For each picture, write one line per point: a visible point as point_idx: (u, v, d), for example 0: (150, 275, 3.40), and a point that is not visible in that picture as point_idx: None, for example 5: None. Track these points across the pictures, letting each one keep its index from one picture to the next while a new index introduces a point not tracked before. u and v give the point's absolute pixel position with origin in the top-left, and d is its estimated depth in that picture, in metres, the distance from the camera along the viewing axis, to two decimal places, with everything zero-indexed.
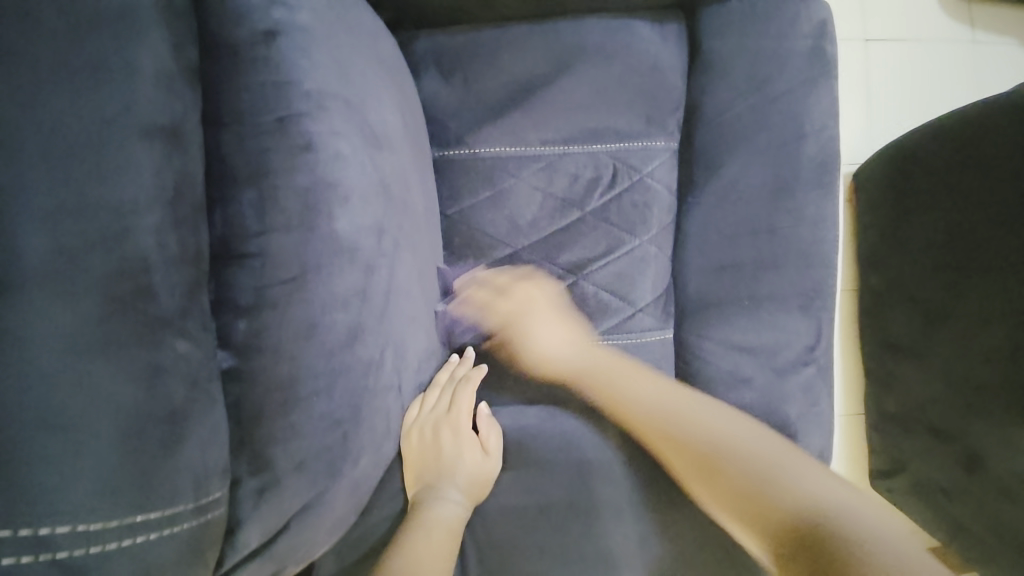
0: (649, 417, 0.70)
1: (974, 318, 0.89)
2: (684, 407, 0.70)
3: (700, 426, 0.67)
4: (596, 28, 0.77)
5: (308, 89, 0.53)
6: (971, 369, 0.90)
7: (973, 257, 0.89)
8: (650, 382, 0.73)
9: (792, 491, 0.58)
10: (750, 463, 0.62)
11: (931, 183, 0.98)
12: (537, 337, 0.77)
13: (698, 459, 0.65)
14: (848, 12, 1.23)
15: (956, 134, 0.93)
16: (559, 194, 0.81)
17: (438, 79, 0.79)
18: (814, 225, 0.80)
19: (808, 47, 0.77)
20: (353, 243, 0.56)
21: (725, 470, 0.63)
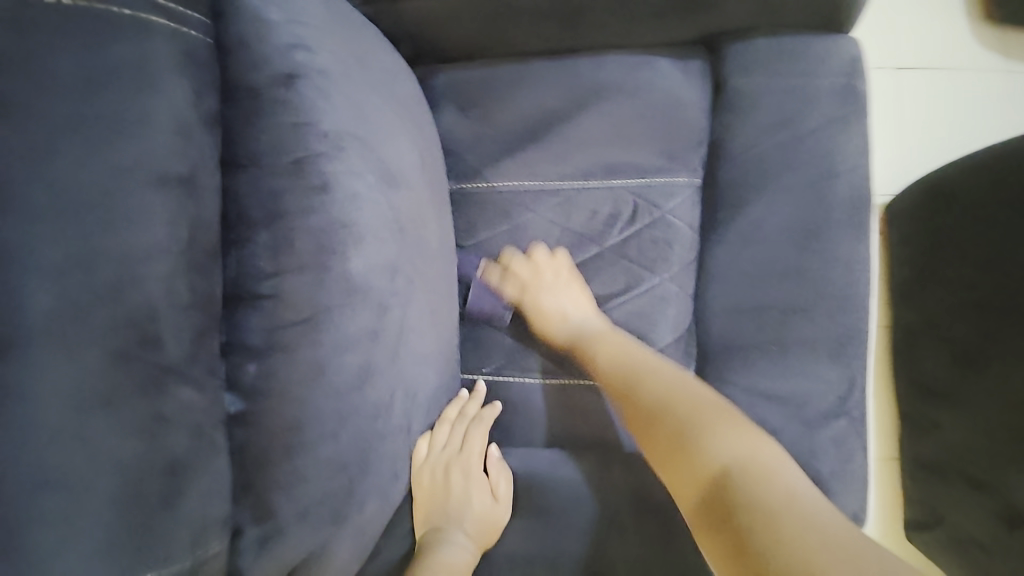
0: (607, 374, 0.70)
1: (1014, 363, 0.83)
2: (641, 368, 0.68)
3: (652, 389, 0.65)
4: (617, 65, 0.76)
5: (326, 130, 0.53)
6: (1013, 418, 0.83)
7: (1015, 296, 0.83)
8: (622, 345, 0.73)
9: (711, 453, 0.55)
10: (683, 421, 0.60)
11: (967, 218, 0.92)
12: (553, 306, 0.76)
13: (643, 415, 0.64)
14: (877, 42, 1.20)
15: (993, 168, 0.88)
16: (578, 229, 0.79)
17: (457, 114, 0.79)
18: (845, 267, 0.77)
19: (838, 85, 0.75)
20: (365, 283, 0.55)
21: (662, 432, 0.60)
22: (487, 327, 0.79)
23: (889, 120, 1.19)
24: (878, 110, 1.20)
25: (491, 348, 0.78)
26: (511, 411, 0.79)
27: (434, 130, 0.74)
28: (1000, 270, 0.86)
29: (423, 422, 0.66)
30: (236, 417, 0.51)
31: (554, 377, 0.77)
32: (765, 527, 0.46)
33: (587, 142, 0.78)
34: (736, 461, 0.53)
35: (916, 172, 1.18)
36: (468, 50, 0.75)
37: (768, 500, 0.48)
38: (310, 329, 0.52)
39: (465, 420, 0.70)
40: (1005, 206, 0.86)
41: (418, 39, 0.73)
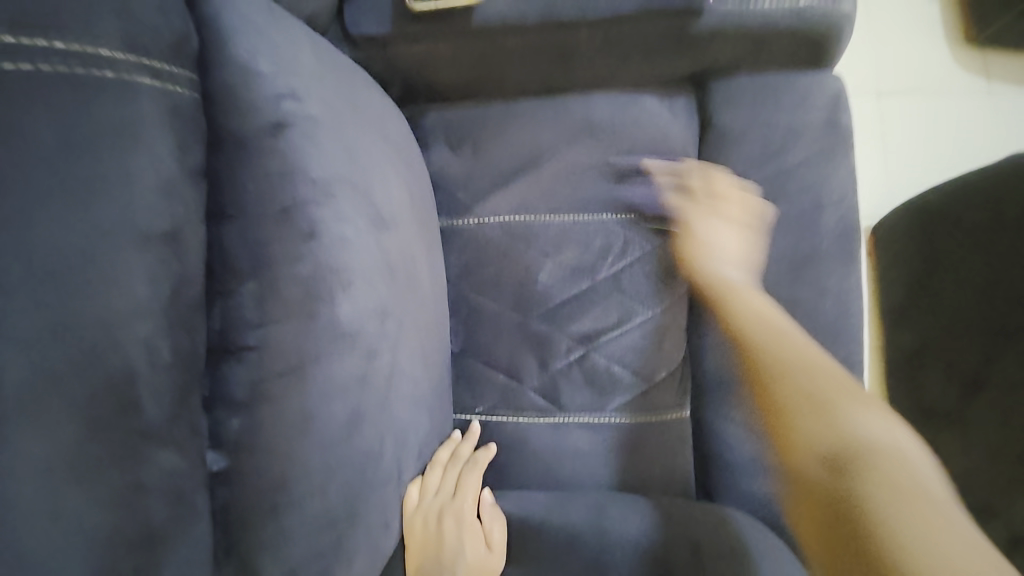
0: (752, 320, 0.64)
1: (1019, 384, 0.82)
2: (772, 336, 0.61)
3: (824, 364, 0.57)
4: (605, 103, 0.77)
5: (314, 176, 0.53)
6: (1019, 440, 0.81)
7: (1016, 316, 0.83)
8: (757, 300, 0.67)
9: (852, 426, 0.50)
10: (818, 383, 0.55)
11: (961, 239, 0.92)
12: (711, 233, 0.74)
13: (769, 371, 0.58)
14: (858, 68, 1.23)
15: (988, 189, 0.89)
16: (570, 262, 0.79)
17: (447, 151, 0.79)
18: (838, 297, 0.77)
19: (822, 120, 0.76)
20: (354, 329, 0.54)
21: (787, 405, 0.54)
22: (481, 366, 0.80)
23: (874, 145, 1.21)
24: (863, 135, 1.22)
25: (485, 387, 0.79)
26: (506, 450, 0.77)
27: (423, 168, 0.74)
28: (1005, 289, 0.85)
29: (415, 467, 0.64)
30: (220, 475, 0.50)
31: (548, 416, 0.78)
32: (894, 538, 0.40)
33: (577, 178, 0.78)
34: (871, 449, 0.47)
35: (904, 195, 1.20)
36: (458, 89, 0.76)
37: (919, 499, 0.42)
38: (298, 380, 0.51)
39: (458, 463, 0.68)
40: (1006, 227, 0.86)
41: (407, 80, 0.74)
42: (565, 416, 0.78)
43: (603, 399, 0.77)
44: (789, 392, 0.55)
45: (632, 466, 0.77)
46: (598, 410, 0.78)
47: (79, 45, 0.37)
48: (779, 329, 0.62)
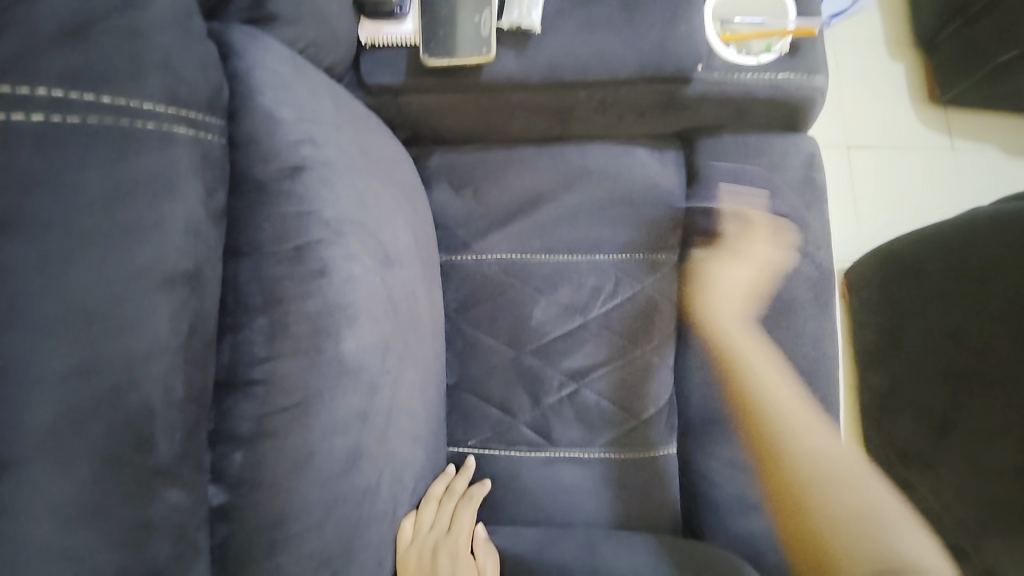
0: (819, 456, 0.75)
1: (977, 433, 0.85)
2: (818, 453, 0.75)
3: (824, 447, 0.75)
4: (600, 153, 0.83)
5: (327, 217, 0.55)
6: (978, 486, 0.85)
7: (973, 366, 0.86)
8: (790, 393, 0.79)
9: (892, 549, 0.69)
10: (844, 502, 0.72)
11: (922, 289, 0.97)
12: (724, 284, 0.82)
13: (811, 497, 0.73)
14: (829, 124, 1.33)
15: (944, 242, 0.92)
16: (564, 300, 0.82)
17: (448, 191, 0.83)
18: (815, 341, 0.82)
19: (799, 177, 0.83)
20: (358, 365, 0.56)
21: (802, 493, 0.74)
22: (475, 400, 0.81)
23: (845, 195, 1.30)
24: (835, 185, 1.31)
25: (479, 421, 0.80)
26: (497, 485, 0.78)
27: (426, 207, 0.77)
28: (963, 339, 0.88)
29: (409, 502, 0.65)
30: (218, 510, 0.50)
31: (539, 450, 0.79)
32: None
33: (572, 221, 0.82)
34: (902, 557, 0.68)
35: (873, 242, 1.28)
36: (462, 134, 0.80)
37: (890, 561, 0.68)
38: (302, 414, 0.52)
39: (452, 498, 0.69)
40: (962, 280, 0.89)
41: (414, 124, 0.78)
42: (555, 451, 0.79)
43: (593, 435, 0.80)
44: (828, 527, 0.71)
45: (622, 503, 0.78)
46: (588, 445, 0.80)
47: (121, 99, 0.39)
48: (812, 425, 0.77)
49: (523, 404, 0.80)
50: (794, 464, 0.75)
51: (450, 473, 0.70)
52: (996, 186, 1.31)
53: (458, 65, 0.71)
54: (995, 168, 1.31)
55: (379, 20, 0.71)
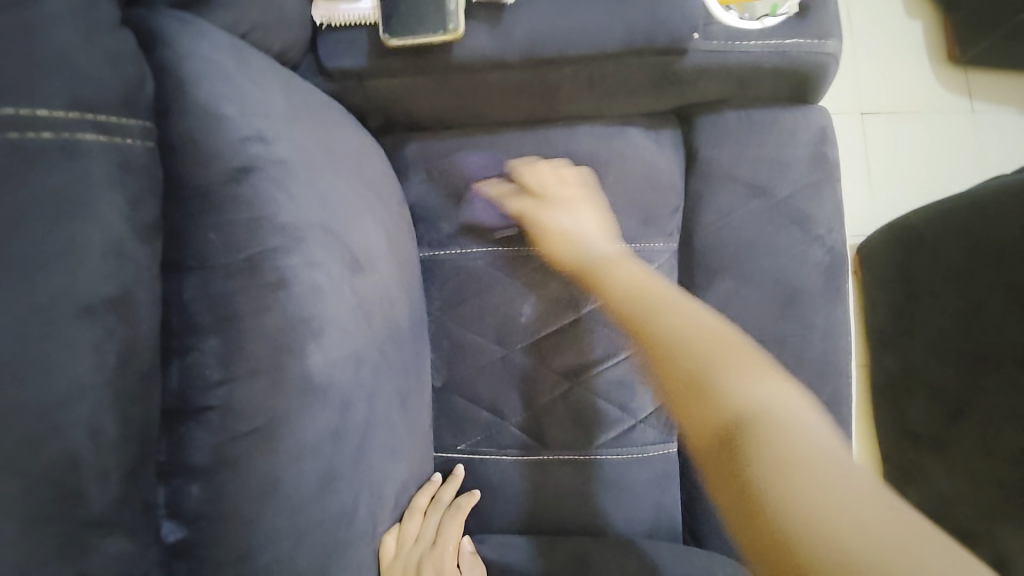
0: (627, 290, 0.59)
1: (996, 414, 0.79)
2: (661, 297, 0.56)
3: (692, 321, 0.51)
4: (589, 135, 0.76)
5: (283, 222, 0.50)
6: (997, 469, 0.79)
7: (992, 345, 0.80)
8: (624, 273, 0.63)
9: (728, 391, 0.43)
10: (691, 351, 0.47)
11: (936, 265, 0.90)
12: (561, 225, 0.70)
13: (657, 349, 0.49)
14: (841, 88, 1.23)
15: (958, 215, 0.86)
16: (554, 295, 0.77)
17: (426, 182, 0.77)
18: (825, 332, 0.76)
19: (808, 153, 0.75)
20: (326, 382, 0.52)
21: (668, 360, 0.48)
22: (463, 403, 0.77)
23: (858, 166, 1.22)
24: (848, 156, 1.22)
25: (467, 425, 0.77)
26: (489, 491, 0.75)
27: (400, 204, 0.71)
28: (981, 317, 0.82)
29: (391, 517, 0.61)
30: (175, 547, 0.47)
31: (531, 454, 0.76)
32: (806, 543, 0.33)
33: None
34: (765, 400, 0.42)
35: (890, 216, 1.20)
36: (438, 120, 0.74)
37: (798, 464, 0.37)
38: (264, 440, 0.48)
39: (442, 509, 0.66)
40: (978, 254, 0.82)
41: (384, 111, 0.71)
42: (548, 455, 0.76)
43: (587, 436, 0.76)
44: (665, 361, 0.48)
45: (621, 508, 0.75)
46: (583, 447, 0.76)
47: (14, 109, 0.36)
48: (669, 295, 0.56)
49: (514, 406, 0.76)
50: (653, 327, 0.51)
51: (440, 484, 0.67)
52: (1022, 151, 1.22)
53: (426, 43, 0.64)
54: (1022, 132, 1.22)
55: None
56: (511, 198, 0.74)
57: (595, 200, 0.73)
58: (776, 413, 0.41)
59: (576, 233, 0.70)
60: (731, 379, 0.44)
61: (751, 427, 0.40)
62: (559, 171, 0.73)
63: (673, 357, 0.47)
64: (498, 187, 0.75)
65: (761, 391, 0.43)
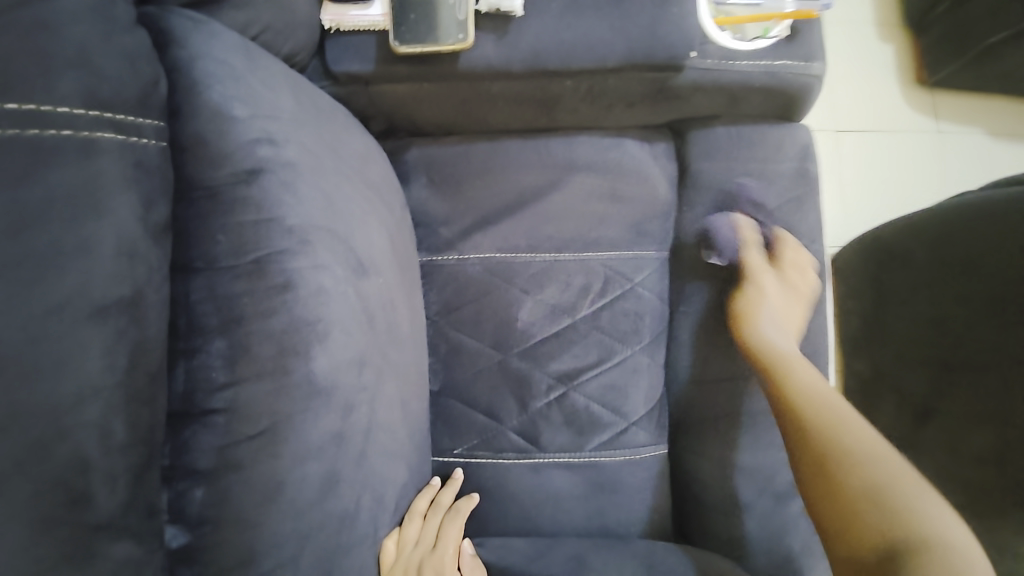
0: (810, 395, 0.65)
1: (966, 416, 0.83)
2: (838, 411, 0.63)
3: (862, 433, 0.61)
4: (587, 146, 0.78)
5: (290, 225, 0.50)
6: (963, 469, 0.83)
7: (959, 350, 0.84)
8: (812, 373, 0.69)
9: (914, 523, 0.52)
10: (869, 472, 0.57)
11: (904, 276, 0.95)
12: (767, 313, 0.75)
13: (829, 462, 0.59)
14: (818, 107, 1.29)
15: (926, 229, 0.91)
16: (551, 301, 0.78)
17: (425, 187, 0.78)
18: (806, 338, 0.80)
19: (793, 169, 0.79)
20: (330, 385, 0.52)
21: (844, 476, 0.57)
22: (460, 406, 0.78)
23: (836, 180, 1.28)
24: (826, 170, 1.28)
25: (464, 429, 0.77)
26: (485, 494, 0.76)
27: (404, 211, 0.71)
28: (949, 323, 0.86)
29: (390, 521, 0.61)
30: (179, 553, 0.47)
31: (527, 457, 0.77)
32: None
33: (559, 218, 0.78)
34: (940, 535, 0.51)
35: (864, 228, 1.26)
36: (438, 125, 0.75)
37: None
38: (269, 443, 0.48)
39: (442, 512, 0.66)
40: (946, 266, 0.87)
41: (386, 115, 0.72)
42: (544, 457, 0.77)
43: (580, 439, 0.77)
44: (842, 476, 0.57)
45: (614, 510, 0.76)
46: (577, 450, 0.77)
47: (29, 106, 0.36)
48: (820, 393, 0.65)
49: (511, 410, 0.77)
50: (830, 435, 0.61)
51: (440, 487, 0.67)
52: (981, 171, 1.29)
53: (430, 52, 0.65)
54: (981, 152, 1.30)
55: (345, 3, 0.65)
56: (749, 250, 0.79)
57: (797, 293, 0.78)
58: (955, 555, 0.49)
59: (780, 313, 0.76)
60: (899, 493, 0.54)
61: (924, 558, 0.49)
62: (744, 235, 0.78)
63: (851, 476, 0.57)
64: (746, 229, 0.79)
65: (944, 530, 0.52)
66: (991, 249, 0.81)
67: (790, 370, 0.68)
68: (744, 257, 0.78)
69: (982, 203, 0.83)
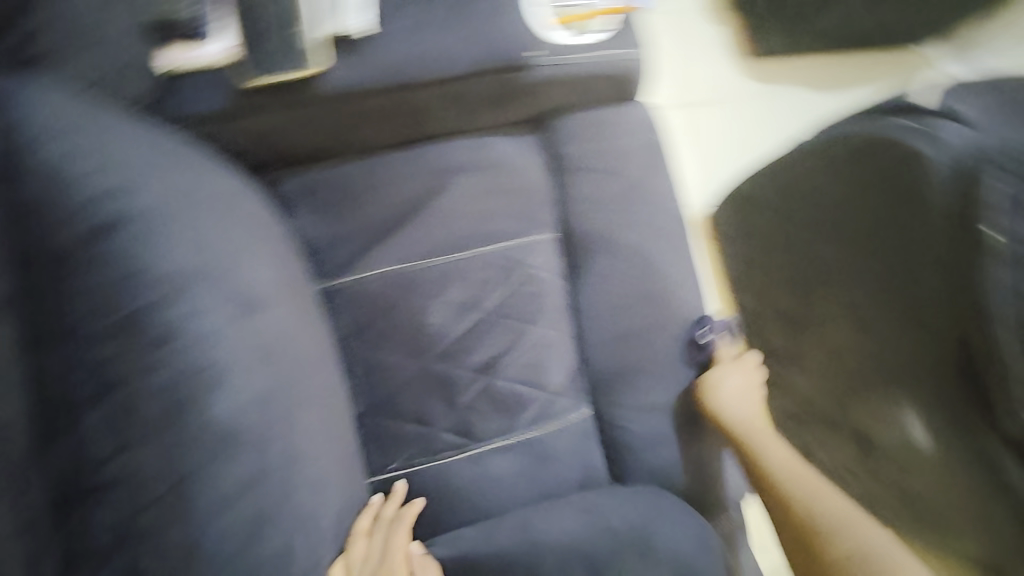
0: (783, 471, 0.81)
1: (915, 335, 0.75)
2: (806, 482, 0.80)
3: (812, 480, 0.80)
4: (461, 149, 0.83)
5: (159, 276, 0.51)
6: (931, 394, 0.74)
7: (852, 277, 0.83)
8: (778, 448, 0.84)
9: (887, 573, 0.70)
10: (842, 534, 0.74)
11: (772, 217, 0.95)
12: (727, 391, 0.87)
13: (817, 543, 0.74)
14: (666, 86, 1.46)
15: (782, 168, 0.91)
16: (458, 299, 0.84)
17: (310, 215, 0.78)
18: (683, 283, 0.92)
19: (643, 141, 0.90)
20: (235, 427, 0.52)
21: (826, 548, 0.74)
22: (389, 420, 0.80)
23: (696, 150, 1.45)
24: (682, 140, 1.46)
25: (398, 441, 0.79)
26: (432, 498, 0.78)
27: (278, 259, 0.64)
28: (832, 251, 0.85)
29: (333, 547, 0.62)
30: None
31: (465, 451, 0.80)
32: None
33: (447, 221, 0.82)
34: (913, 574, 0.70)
35: (734, 183, 1.43)
36: (308, 153, 0.76)
37: None
38: (177, 496, 0.48)
39: (389, 529, 0.66)
40: (808, 200, 0.87)
41: (251, 153, 0.71)
42: (480, 447, 0.80)
43: (510, 419, 0.83)
44: (828, 545, 0.74)
45: (555, 477, 0.82)
46: (509, 431, 0.82)
47: None
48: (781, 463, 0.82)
49: (439, 411, 0.81)
50: (791, 492, 0.79)
51: (386, 506, 0.68)
52: (815, 120, 1.48)
53: (277, 82, 0.67)
54: (813, 104, 1.48)
55: (181, 42, 0.65)
56: (723, 354, 0.92)
57: (756, 377, 0.91)
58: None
59: (749, 391, 0.89)
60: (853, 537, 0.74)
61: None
62: (722, 345, 0.92)
63: (833, 548, 0.73)
64: (722, 335, 0.93)
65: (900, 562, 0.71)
66: (836, 182, 0.82)
67: (762, 451, 0.83)
68: (720, 353, 0.92)
69: (816, 144, 0.84)
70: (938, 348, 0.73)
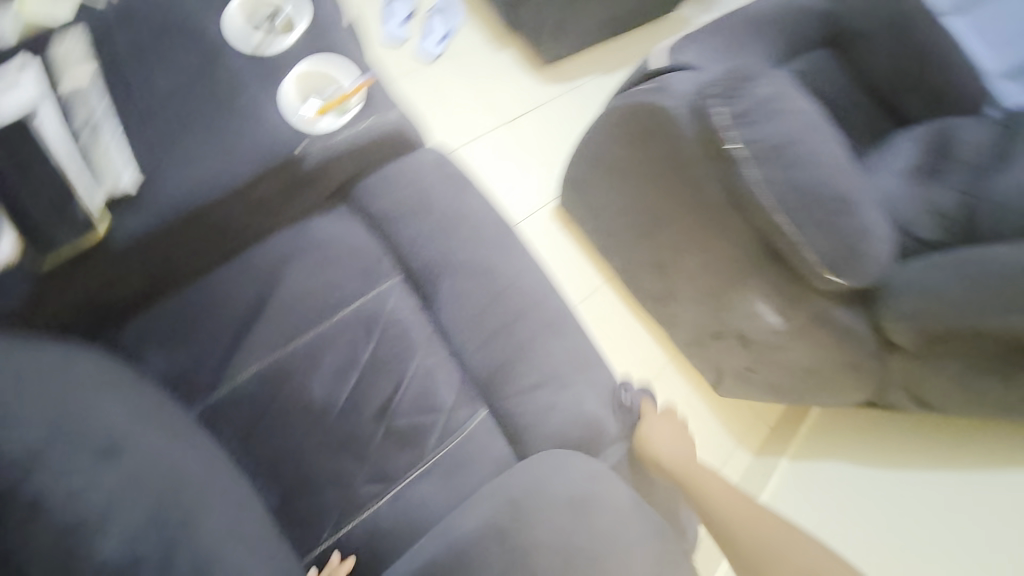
0: (722, 501, 0.96)
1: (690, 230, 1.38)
2: (742, 508, 0.93)
3: (726, 496, 0.96)
4: (282, 241, 0.93)
5: (10, 460, 0.61)
6: (750, 237, 1.26)
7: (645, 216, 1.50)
8: (721, 482, 0.99)
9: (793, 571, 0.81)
10: (750, 535, 0.89)
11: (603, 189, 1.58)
12: (665, 448, 1.05)
13: (731, 549, 0.90)
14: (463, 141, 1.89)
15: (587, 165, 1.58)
16: (333, 367, 0.93)
17: (161, 351, 0.84)
18: (522, 274, 1.07)
19: (441, 175, 1.05)
20: (131, 553, 0.61)
21: (736, 549, 0.89)
22: (308, 498, 0.86)
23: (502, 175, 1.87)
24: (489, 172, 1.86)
25: (322, 513, 0.85)
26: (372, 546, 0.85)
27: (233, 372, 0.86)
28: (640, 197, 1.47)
29: None
30: None
31: (387, 493, 0.88)
32: None
33: (294, 305, 0.92)
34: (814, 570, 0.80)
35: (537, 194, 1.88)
36: (143, 292, 0.84)
37: None
38: None
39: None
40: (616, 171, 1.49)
41: (84, 311, 0.79)
42: (399, 484, 0.89)
43: (417, 449, 0.91)
44: (739, 552, 0.88)
45: (473, 481, 0.91)
46: (420, 459, 0.91)
47: None
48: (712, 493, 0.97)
49: (352, 469, 0.88)
50: (712, 515, 0.94)
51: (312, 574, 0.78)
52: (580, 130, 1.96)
53: (70, 254, 0.74)
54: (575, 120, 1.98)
55: None
56: (647, 414, 1.10)
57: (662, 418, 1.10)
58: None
59: (678, 439, 1.08)
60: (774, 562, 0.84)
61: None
62: (642, 404, 1.11)
63: (742, 556, 0.88)
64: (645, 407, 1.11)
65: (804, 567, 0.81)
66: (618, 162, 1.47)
67: (698, 480, 0.99)
68: (643, 416, 1.10)
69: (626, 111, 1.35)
70: (710, 226, 1.32)
